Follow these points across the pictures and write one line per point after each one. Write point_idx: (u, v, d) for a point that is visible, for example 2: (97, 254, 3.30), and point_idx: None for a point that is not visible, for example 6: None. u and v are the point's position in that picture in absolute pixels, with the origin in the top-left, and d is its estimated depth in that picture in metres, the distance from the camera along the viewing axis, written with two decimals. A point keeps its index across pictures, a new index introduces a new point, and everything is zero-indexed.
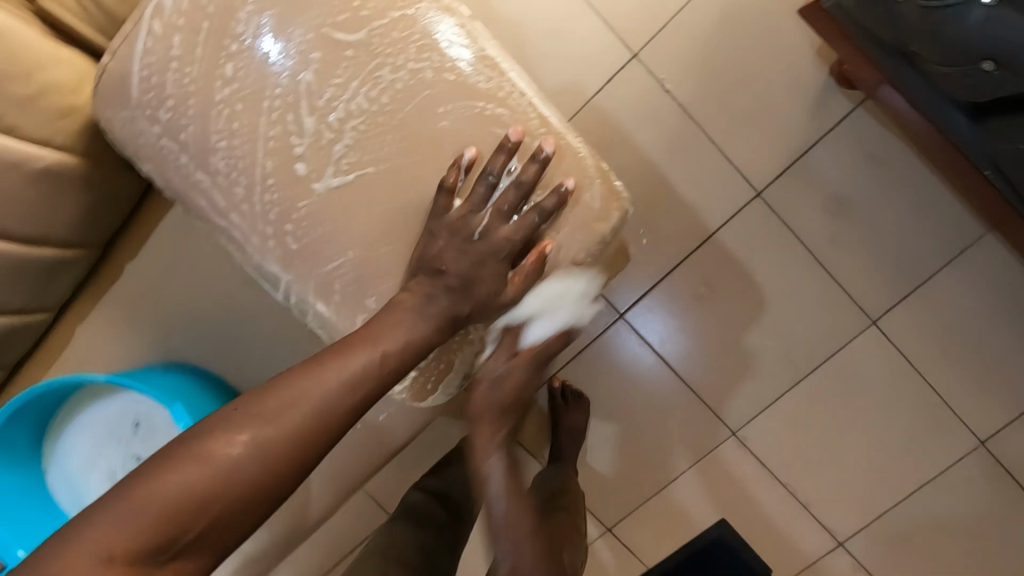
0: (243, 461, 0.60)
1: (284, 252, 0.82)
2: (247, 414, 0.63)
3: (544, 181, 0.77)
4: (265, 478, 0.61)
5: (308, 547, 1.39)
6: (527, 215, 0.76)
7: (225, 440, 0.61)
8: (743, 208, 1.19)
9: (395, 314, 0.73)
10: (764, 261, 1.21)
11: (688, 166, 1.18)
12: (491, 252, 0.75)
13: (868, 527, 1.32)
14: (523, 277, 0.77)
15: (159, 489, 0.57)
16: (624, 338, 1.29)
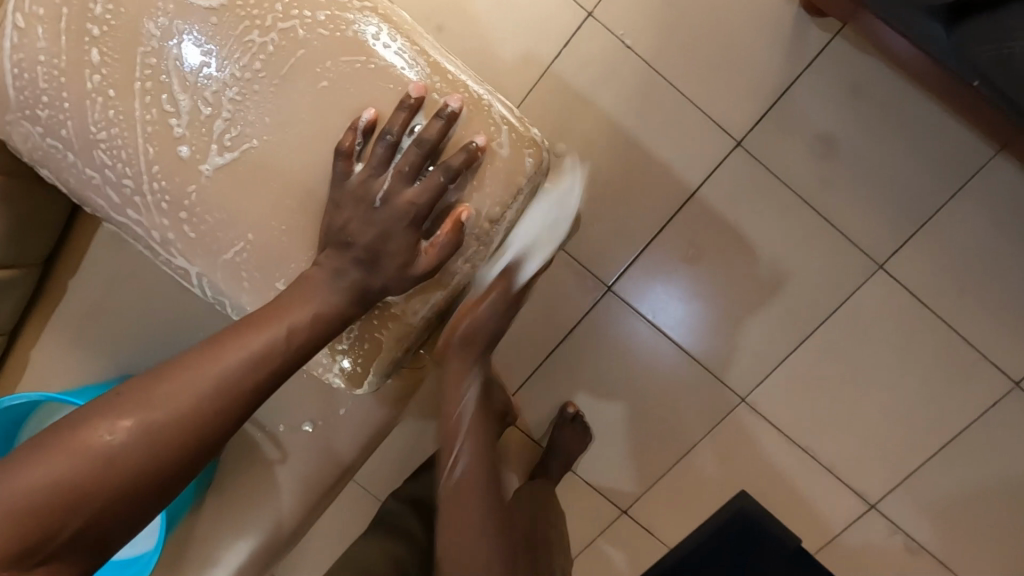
0: (124, 447, 0.57)
1: (183, 242, 0.72)
2: (132, 398, 0.60)
3: (450, 141, 0.69)
4: (150, 463, 0.58)
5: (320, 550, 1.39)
6: (435, 178, 0.66)
7: (106, 426, 0.58)
8: (723, 160, 1.12)
9: (305, 292, 0.67)
10: (753, 214, 1.14)
11: (660, 122, 1.12)
12: (393, 220, 0.67)
13: (901, 485, 1.23)
14: (436, 250, 0.68)
15: (26, 482, 0.54)
16: (618, 312, 1.23)
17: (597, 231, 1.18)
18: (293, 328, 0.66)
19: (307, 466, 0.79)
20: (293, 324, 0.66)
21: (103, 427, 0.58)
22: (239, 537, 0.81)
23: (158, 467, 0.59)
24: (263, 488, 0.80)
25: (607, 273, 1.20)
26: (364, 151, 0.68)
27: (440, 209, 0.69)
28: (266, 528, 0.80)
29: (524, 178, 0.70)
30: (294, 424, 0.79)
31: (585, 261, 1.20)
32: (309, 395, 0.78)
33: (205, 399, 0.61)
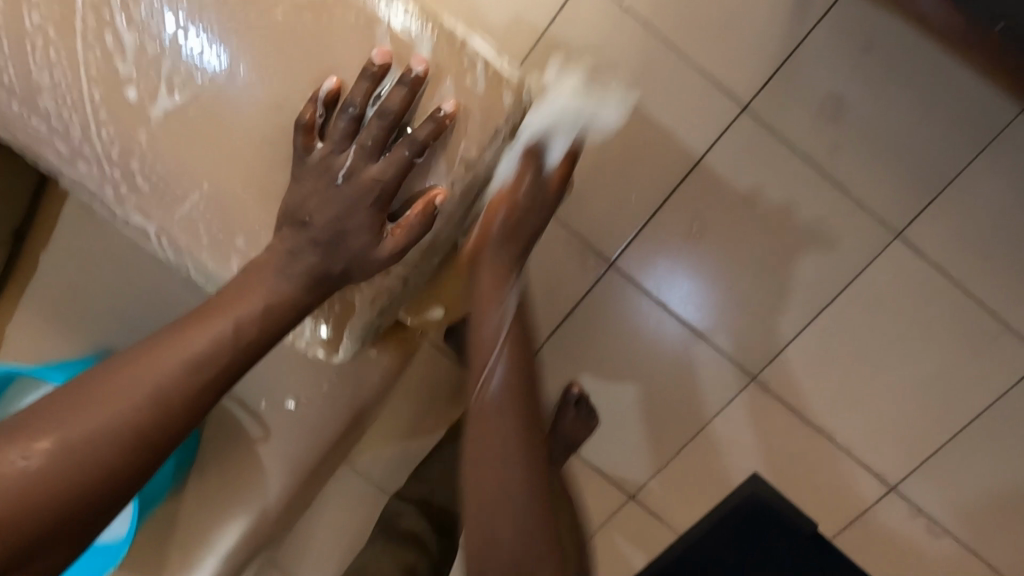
0: (40, 469, 0.53)
1: (135, 196, 0.69)
2: (62, 408, 0.57)
3: (418, 109, 0.64)
4: (79, 479, 0.55)
5: (320, 539, 1.36)
6: (401, 150, 0.63)
7: (22, 446, 0.54)
8: (728, 127, 1.07)
9: (256, 282, 0.65)
10: (760, 182, 1.09)
11: (661, 88, 1.06)
12: (358, 195, 0.64)
13: (922, 466, 1.17)
14: (403, 230, 0.65)
15: None
16: (622, 291, 1.18)
17: (598, 205, 1.13)
18: (240, 325, 0.63)
19: (291, 444, 0.76)
20: (246, 314, 0.64)
21: (29, 443, 0.54)
22: (226, 520, 0.78)
23: (92, 481, 0.55)
24: (248, 468, 0.77)
25: (609, 248, 1.15)
26: (327, 125, 0.64)
27: (407, 186, 0.66)
28: (253, 511, 0.78)
29: (505, 123, 0.65)
30: (276, 400, 0.75)
31: (586, 236, 1.15)
32: (290, 370, 0.75)
33: (142, 407, 0.58)
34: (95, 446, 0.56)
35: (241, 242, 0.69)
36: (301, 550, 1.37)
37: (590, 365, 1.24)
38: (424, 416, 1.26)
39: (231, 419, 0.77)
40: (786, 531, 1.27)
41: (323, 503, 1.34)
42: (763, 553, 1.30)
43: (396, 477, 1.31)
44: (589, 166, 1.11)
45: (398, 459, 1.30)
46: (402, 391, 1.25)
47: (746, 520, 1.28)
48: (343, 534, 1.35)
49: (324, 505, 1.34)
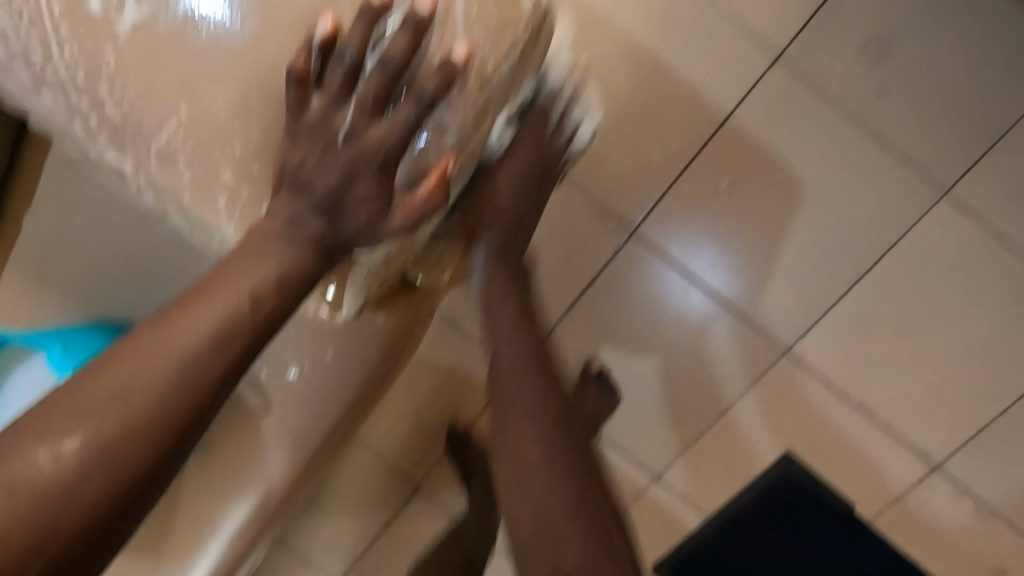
0: (60, 483, 0.40)
1: (109, 130, 0.55)
2: (59, 411, 0.42)
3: (426, 58, 0.49)
4: (110, 493, 0.41)
5: (335, 521, 1.32)
6: (405, 108, 0.47)
7: (34, 455, 0.40)
8: (761, 78, 0.99)
9: (258, 244, 0.49)
10: (795, 139, 1.01)
11: (687, 38, 0.98)
12: (359, 159, 0.47)
13: (970, 443, 1.10)
14: (416, 207, 0.49)
15: None
16: (646, 260, 1.11)
17: (619, 166, 1.06)
18: (261, 289, 0.47)
19: (296, 413, 0.71)
20: (263, 284, 0.48)
21: (29, 458, 0.40)
22: (231, 494, 0.74)
23: (114, 501, 0.41)
24: (251, 440, 0.72)
25: (632, 213, 1.09)
26: (320, 75, 0.49)
27: (417, 157, 0.51)
28: (258, 485, 0.73)
29: (521, 33, 0.52)
30: (278, 368, 0.70)
31: (606, 201, 1.08)
32: (292, 338, 0.68)
33: (160, 403, 0.43)
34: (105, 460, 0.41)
35: (242, 191, 0.55)
36: (315, 532, 1.33)
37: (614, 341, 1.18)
38: (438, 395, 1.21)
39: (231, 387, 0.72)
40: (826, 514, 1.20)
41: (336, 484, 1.30)
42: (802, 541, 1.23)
43: (411, 457, 1.27)
44: (609, 125, 1.04)
45: (413, 438, 1.25)
46: (415, 368, 1.19)
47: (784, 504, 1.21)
48: (358, 515, 1.31)
49: (336, 486, 1.30)
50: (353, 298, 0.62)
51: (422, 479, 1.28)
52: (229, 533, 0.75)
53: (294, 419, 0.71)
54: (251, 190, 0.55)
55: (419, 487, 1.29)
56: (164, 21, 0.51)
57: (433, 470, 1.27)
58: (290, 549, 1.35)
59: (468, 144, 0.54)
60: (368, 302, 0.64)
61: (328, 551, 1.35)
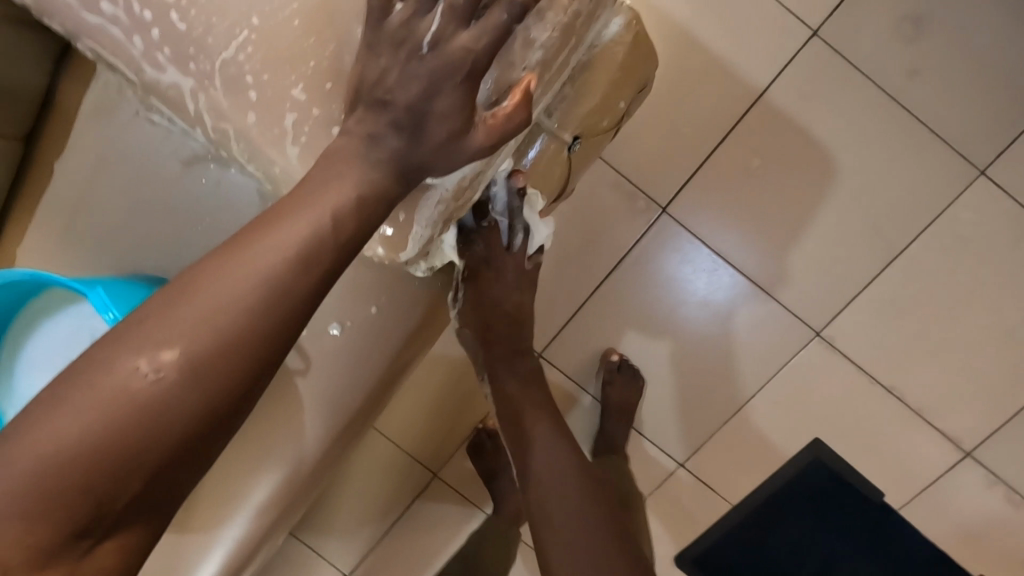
0: (169, 385, 0.43)
1: (171, 46, 0.53)
2: (161, 320, 0.44)
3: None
4: (210, 397, 0.45)
5: (348, 507, 1.29)
6: (495, 19, 0.46)
7: (142, 358, 0.43)
8: (798, 54, 0.98)
9: (334, 164, 0.50)
10: (829, 116, 1.00)
11: (723, 13, 0.97)
12: (445, 70, 0.46)
13: (1001, 430, 1.08)
14: (499, 126, 0.50)
15: (71, 429, 0.42)
16: (674, 239, 1.09)
17: (650, 144, 1.05)
18: (338, 212, 0.48)
19: (335, 374, 0.68)
20: (338, 208, 0.49)
21: (134, 362, 0.43)
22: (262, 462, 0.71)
23: (213, 407, 0.45)
24: (286, 403, 0.69)
25: (663, 191, 1.07)
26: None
27: (500, 74, 0.52)
28: (289, 453, 0.70)
29: None
30: (320, 324, 0.67)
31: (637, 179, 1.07)
32: (338, 291, 0.66)
33: (246, 322, 0.45)
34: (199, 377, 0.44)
35: (314, 110, 0.53)
36: (328, 519, 1.30)
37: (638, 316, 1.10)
38: (460, 377, 1.18)
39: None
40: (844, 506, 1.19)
41: (351, 470, 1.26)
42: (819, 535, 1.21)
43: (430, 442, 1.24)
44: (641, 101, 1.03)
45: (432, 422, 1.22)
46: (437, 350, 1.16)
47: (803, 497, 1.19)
48: (373, 502, 1.28)
49: (351, 473, 1.26)
50: (418, 235, 0.59)
51: (440, 465, 1.25)
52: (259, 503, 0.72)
53: (334, 381, 0.68)
54: (321, 104, 0.53)
55: (437, 473, 1.26)
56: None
57: (452, 456, 1.24)
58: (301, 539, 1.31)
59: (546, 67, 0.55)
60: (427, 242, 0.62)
61: (340, 538, 1.31)
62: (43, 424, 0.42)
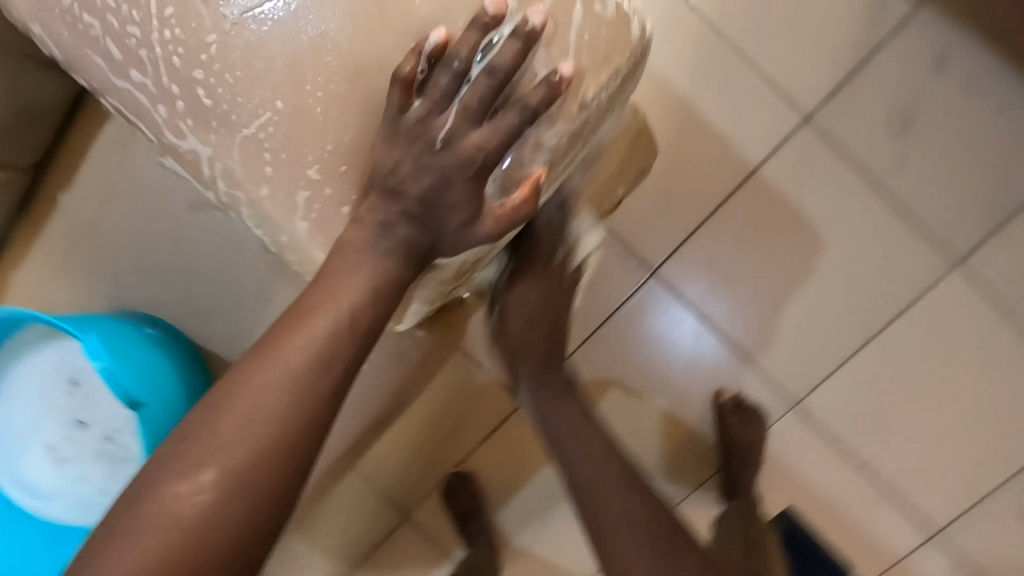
0: (211, 505, 0.49)
1: (194, 115, 0.58)
2: (197, 444, 0.51)
3: (526, 71, 0.55)
4: (249, 505, 0.50)
5: (316, 545, 1.26)
6: (507, 123, 0.53)
7: (188, 483, 0.49)
8: (790, 136, 1.02)
9: (352, 257, 0.57)
10: (817, 196, 1.04)
11: (721, 93, 1.02)
12: (458, 166, 0.54)
13: (970, 511, 1.10)
14: (504, 212, 0.56)
15: (130, 560, 0.47)
16: (660, 300, 1.12)
17: (645, 209, 1.08)
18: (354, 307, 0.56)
19: None
20: (354, 305, 0.57)
21: (179, 489, 0.49)
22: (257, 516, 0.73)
23: (251, 517, 0.50)
24: None
25: (654, 254, 1.10)
26: (424, 82, 0.54)
27: (506, 171, 0.57)
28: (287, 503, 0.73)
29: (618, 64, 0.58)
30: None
31: (630, 241, 1.09)
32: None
33: (281, 433, 0.52)
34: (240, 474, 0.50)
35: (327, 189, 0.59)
36: (295, 556, 1.28)
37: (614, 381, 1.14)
38: (443, 419, 1.18)
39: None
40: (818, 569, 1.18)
41: (321, 508, 1.24)
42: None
43: (404, 485, 1.23)
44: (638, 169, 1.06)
45: (408, 465, 1.22)
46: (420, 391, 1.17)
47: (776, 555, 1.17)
48: (342, 542, 1.26)
49: (322, 511, 1.25)
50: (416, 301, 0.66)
51: (413, 509, 1.24)
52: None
53: None
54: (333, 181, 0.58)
55: (409, 517, 1.25)
56: (255, 29, 0.55)
57: (426, 500, 1.24)
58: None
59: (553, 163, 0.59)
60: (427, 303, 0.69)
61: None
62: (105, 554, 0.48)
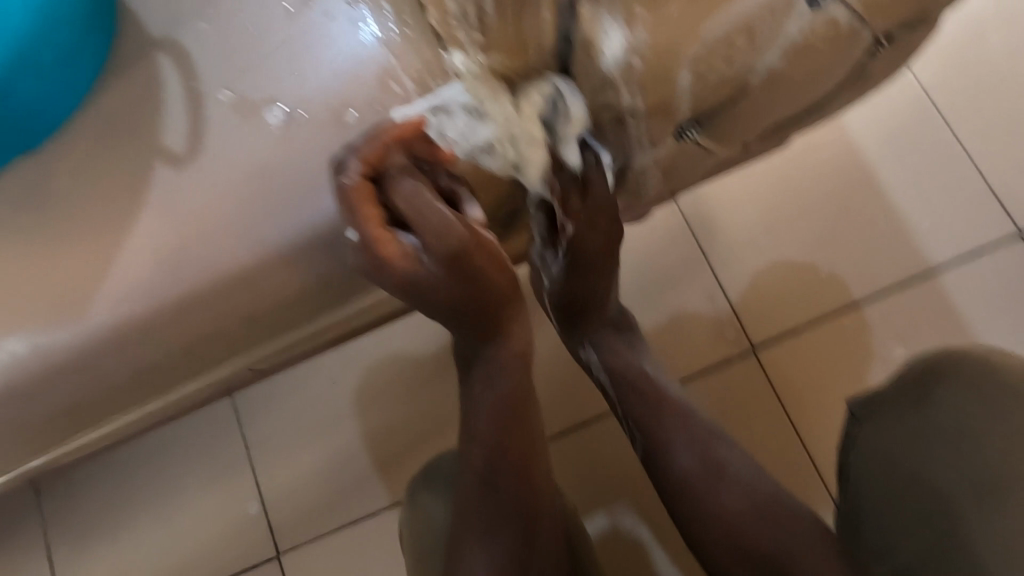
0: (285, 284, 0.40)
1: None
2: (296, 273, 0.40)
3: (413, 181, 0.38)
4: (307, 277, 0.40)
5: (99, 537, 0.78)
6: (361, 199, 0.36)
7: (279, 282, 0.39)
8: (991, 249, 0.74)
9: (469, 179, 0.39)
10: (1008, 339, 0.73)
11: (914, 165, 0.77)
12: (459, 294, 0.41)
13: None
14: (449, 281, 0.40)
15: (179, 315, 0.39)
16: (752, 392, 0.73)
17: (770, 264, 0.76)
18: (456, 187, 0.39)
19: (227, 198, 0.37)
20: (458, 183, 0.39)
21: (320, 276, 0.41)
22: (69, 386, 0.40)
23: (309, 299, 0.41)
24: (101, 220, 0.37)
25: (764, 326, 0.74)
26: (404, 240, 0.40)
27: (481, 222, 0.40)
28: (229, 368, 0.49)
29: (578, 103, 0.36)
30: (217, 86, 0.37)
31: (735, 296, 0.75)
32: (307, 57, 0.37)
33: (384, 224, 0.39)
34: (498, 364, 0.45)
35: None
36: (85, 536, 0.78)
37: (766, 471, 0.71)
38: (392, 416, 0.77)
39: (140, 82, 0.38)
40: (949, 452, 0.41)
41: (168, 476, 0.78)
42: (892, 469, 0.45)
43: (294, 501, 0.76)
44: (779, 218, 0.76)
45: (317, 475, 0.76)
46: (386, 368, 0.77)
47: (881, 502, 0.45)
48: (167, 549, 0.77)
49: (168, 485, 0.78)
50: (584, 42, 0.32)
51: (288, 543, 0.76)
52: (145, 407, 0.51)
53: (240, 171, 0.37)
54: None
55: (278, 560, 0.76)
56: None
57: (312, 538, 0.76)
58: (27, 532, 0.78)
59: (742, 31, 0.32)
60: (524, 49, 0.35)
61: (56, 565, 0.77)
62: (150, 335, 0.39)
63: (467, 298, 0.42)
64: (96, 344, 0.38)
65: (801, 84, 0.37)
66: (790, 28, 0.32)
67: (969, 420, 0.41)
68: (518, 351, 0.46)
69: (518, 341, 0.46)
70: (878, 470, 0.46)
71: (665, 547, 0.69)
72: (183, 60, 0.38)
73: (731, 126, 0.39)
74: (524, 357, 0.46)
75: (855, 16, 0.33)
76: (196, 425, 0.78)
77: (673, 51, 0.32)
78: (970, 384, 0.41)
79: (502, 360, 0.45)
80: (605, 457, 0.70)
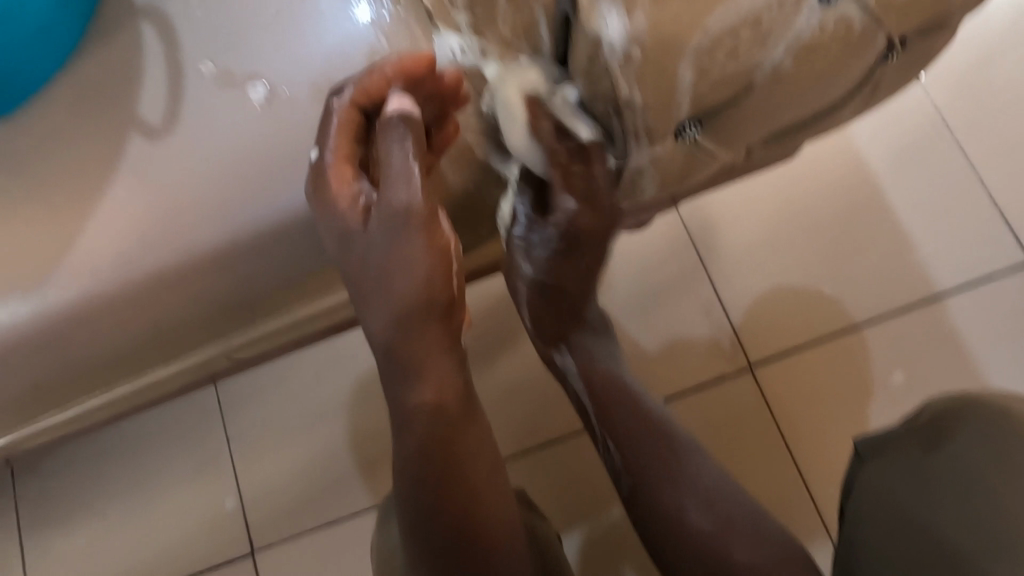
0: (259, 270, 0.38)
1: None
2: (272, 260, 0.38)
3: (399, 127, 0.34)
4: (283, 263, 0.39)
5: (70, 523, 0.76)
6: (339, 122, 0.34)
7: (253, 266, 0.38)
8: (1000, 276, 0.72)
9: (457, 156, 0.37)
10: (1012, 369, 0.70)
11: (924, 186, 0.75)
12: (380, 281, 0.35)
13: None
14: (377, 255, 0.34)
15: (148, 294, 0.37)
16: (747, 411, 0.71)
17: (771, 280, 0.74)
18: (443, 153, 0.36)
19: (201, 174, 0.36)
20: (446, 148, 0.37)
21: (297, 263, 0.39)
22: (30, 365, 0.38)
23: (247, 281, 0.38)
24: (70, 190, 0.35)
25: (763, 342, 0.72)
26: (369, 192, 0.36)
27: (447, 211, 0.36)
28: (203, 356, 0.47)
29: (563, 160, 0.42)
30: (200, 57, 0.36)
31: (733, 311, 0.73)
32: (294, 32, 0.36)
33: None
34: (409, 418, 0.37)
35: None
36: (56, 522, 0.76)
37: (757, 492, 0.69)
38: (376, 416, 0.75)
39: (121, 50, 0.36)
40: (959, 501, 0.36)
41: (144, 465, 0.76)
42: (907, 516, 0.39)
43: (271, 497, 0.74)
44: (783, 233, 0.74)
45: (298, 472, 0.74)
46: (374, 366, 0.75)
47: (879, 522, 0.41)
48: (140, 541, 0.75)
49: (144, 474, 0.76)
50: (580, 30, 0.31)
51: (262, 540, 0.74)
52: (117, 391, 0.50)
53: (219, 146, 0.36)
54: None
55: (252, 558, 0.74)
56: None
57: (289, 537, 0.74)
58: None
59: (749, 26, 0.30)
60: (519, 36, 0.33)
61: (25, 549, 0.75)
62: (117, 313, 0.37)
63: (387, 297, 0.35)
64: (60, 319, 0.36)
65: (810, 85, 0.35)
66: (799, 23, 0.31)
67: (974, 466, 0.36)
68: (431, 401, 0.37)
69: (431, 389, 0.37)
70: (878, 519, 0.42)
71: (652, 567, 0.66)
72: (167, 31, 0.36)
73: (734, 125, 0.37)
74: (438, 410, 0.37)
75: (868, 16, 0.31)
76: (176, 414, 0.76)
77: (676, 40, 0.30)
78: (980, 426, 0.37)
79: (409, 409, 0.37)
80: (592, 470, 0.68)
